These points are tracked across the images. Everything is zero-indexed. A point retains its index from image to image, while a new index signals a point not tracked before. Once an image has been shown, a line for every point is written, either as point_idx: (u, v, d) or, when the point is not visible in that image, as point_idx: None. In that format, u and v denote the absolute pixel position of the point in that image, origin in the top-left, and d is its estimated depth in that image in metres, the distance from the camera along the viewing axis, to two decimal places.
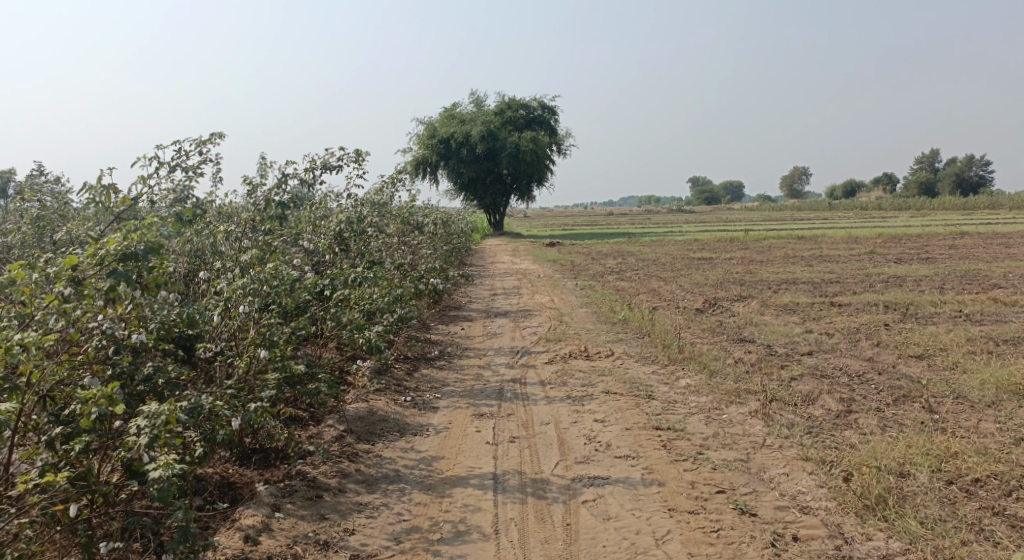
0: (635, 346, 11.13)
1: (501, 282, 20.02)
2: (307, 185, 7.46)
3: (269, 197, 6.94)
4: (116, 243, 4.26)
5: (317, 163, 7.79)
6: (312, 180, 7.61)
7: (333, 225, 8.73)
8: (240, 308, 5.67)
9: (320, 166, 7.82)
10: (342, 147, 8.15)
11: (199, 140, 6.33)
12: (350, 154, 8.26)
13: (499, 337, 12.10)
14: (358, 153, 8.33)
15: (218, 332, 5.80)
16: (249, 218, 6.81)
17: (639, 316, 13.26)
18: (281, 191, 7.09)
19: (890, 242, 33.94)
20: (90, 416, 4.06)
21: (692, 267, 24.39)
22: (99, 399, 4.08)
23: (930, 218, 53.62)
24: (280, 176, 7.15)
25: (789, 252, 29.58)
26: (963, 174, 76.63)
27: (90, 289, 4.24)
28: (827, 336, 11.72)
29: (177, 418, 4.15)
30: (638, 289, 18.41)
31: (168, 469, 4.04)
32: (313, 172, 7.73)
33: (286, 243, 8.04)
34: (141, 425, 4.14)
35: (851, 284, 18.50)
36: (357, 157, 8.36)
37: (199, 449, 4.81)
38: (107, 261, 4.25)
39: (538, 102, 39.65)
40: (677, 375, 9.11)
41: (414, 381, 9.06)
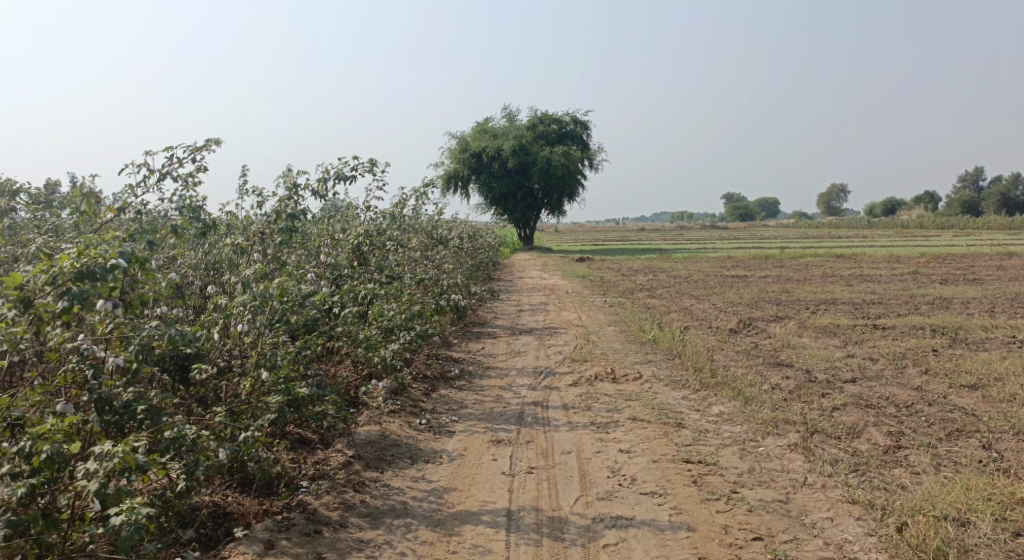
0: (666, 368, 10.61)
1: (528, 298, 19.57)
2: (321, 196, 7.10)
3: (278, 209, 6.60)
4: (69, 262, 3.94)
5: (331, 172, 7.41)
6: (326, 191, 7.25)
7: (352, 238, 8.38)
8: (242, 324, 5.23)
9: (334, 176, 7.45)
10: (359, 156, 7.78)
11: (191, 144, 5.99)
12: (367, 164, 7.88)
13: (524, 356, 11.64)
14: (375, 163, 7.95)
15: (217, 352, 5.36)
16: (258, 231, 6.42)
17: (670, 336, 12.73)
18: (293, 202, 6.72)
19: (932, 262, 32.91)
20: (40, 454, 3.73)
21: (727, 285, 23.73)
22: (53, 434, 3.77)
23: (972, 238, 52.18)
24: (291, 186, 6.80)
25: (827, 271, 28.76)
26: (1005, 193, 74.79)
27: (43, 312, 3.96)
28: (870, 361, 11.09)
29: (133, 460, 3.76)
30: (669, 307, 17.85)
31: (131, 514, 3.68)
32: (327, 182, 7.37)
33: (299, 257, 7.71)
34: (94, 468, 3.76)
35: (894, 306, 17.75)
36: (375, 166, 7.97)
37: (182, 483, 4.34)
38: (59, 280, 3.93)
39: (571, 116, 39.31)
40: (710, 401, 8.58)
41: (431, 402, 8.63)
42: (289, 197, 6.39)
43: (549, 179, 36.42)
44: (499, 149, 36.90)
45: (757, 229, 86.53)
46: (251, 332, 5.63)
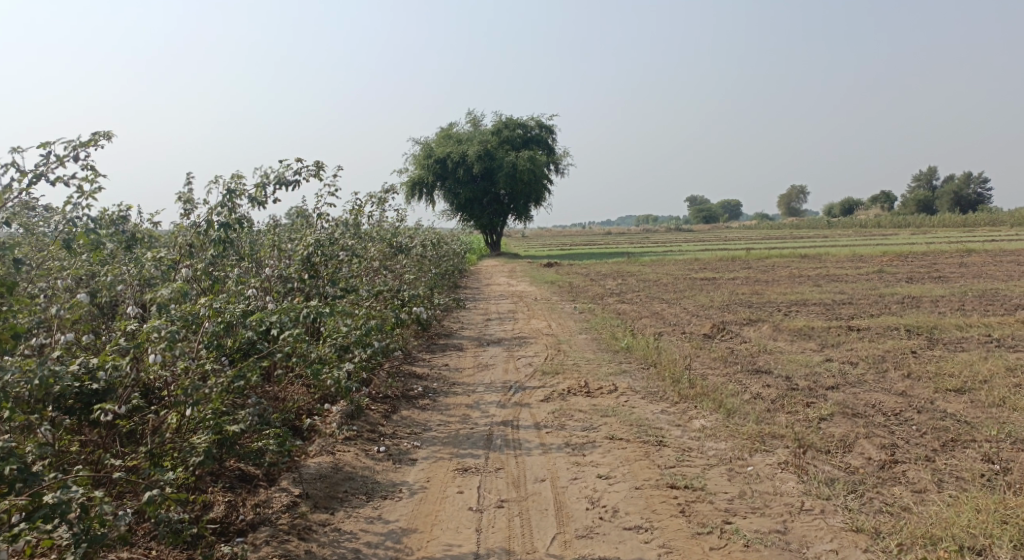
0: (641, 379, 10.10)
1: (496, 305, 18.96)
2: (258, 202, 6.48)
3: (209, 219, 5.93)
4: None
5: (267, 176, 6.78)
6: (265, 197, 6.62)
7: (301, 247, 7.81)
8: (154, 354, 4.73)
9: (273, 180, 6.82)
10: (298, 156, 7.14)
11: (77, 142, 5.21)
12: (310, 165, 7.24)
13: (491, 369, 11.06)
14: (321, 164, 7.33)
15: (128, 387, 4.82)
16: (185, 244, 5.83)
17: (643, 344, 12.23)
18: (225, 211, 6.11)
19: (894, 260, 33.01)
20: None
21: (696, 287, 23.35)
22: None
23: (932, 235, 52.73)
24: (225, 192, 6.13)
25: (794, 272, 28.60)
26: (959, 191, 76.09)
27: None
28: (850, 365, 10.68)
29: None
30: (640, 312, 17.39)
31: None
32: (265, 186, 6.74)
33: (236, 273, 7.07)
34: None
35: (865, 306, 17.47)
36: (320, 168, 7.35)
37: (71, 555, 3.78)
38: None
39: (534, 121, 38.84)
40: (690, 415, 8.06)
41: (392, 424, 8.01)
42: (216, 205, 5.80)
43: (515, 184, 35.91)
44: (463, 154, 36.30)
45: (720, 230, 86.95)
46: (172, 363, 5.03)
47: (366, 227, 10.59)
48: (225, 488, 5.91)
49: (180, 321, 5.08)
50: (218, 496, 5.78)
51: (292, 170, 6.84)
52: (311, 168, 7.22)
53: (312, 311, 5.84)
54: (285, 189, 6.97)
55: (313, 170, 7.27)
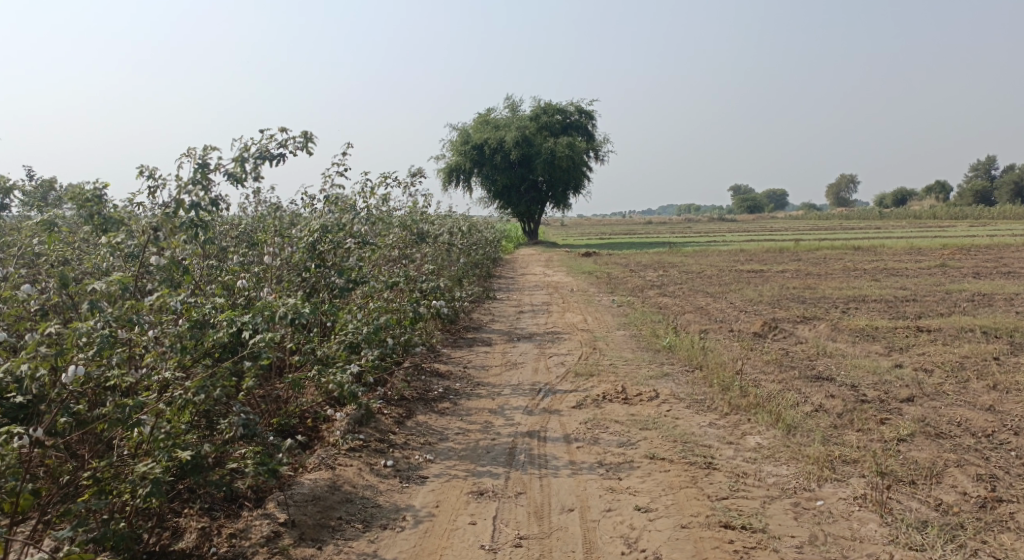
0: (686, 384, 9.06)
1: (529, 297, 17.97)
2: (237, 179, 5.65)
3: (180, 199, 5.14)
4: None
5: (248, 149, 5.93)
6: (245, 172, 5.76)
7: (297, 235, 6.96)
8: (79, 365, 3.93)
9: (256, 153, 5.97)
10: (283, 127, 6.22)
11: None
12: (300, 139, 6.30)
13: (520, 368, 10.11)
14: (315, 136, 6.40)
15: (57, 405, 4.01)
16: (149, 228, 5.10)
17: (687, 343, 11.15)
18: (196, 191, 5.36)
19: (955, 254, 31.27)
20: None
21: (744, 281, 22.12)
22: None
23: (990, 228, 50.46)
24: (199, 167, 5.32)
25: (849, 264, 27.12)
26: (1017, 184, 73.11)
27: None
28: (924, 375, 9.51)
29: None
30: (683, 307, 16.29)
31: None
32: (245, 161, 5.88)
33: (225, 270, 6.32)
34: None
35: (930, 304, 16.14)
36: (313, 140, 6.41)
37: None
38: None
39: (575, 107, 37.70)
40: (744, 431, 7.00)
41: (405, 432, 7.11)
42: (183, 183, 5.10)
43: (554, 171, 34.85)
44: (502, 140, 35.29)
45: (765, 221, 84.85)
46: (113, 372, 4.21)
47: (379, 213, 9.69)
48: (202, 511, 5.08)
49: (117, 322, 4.24)
50: (190, 523, 4.93)
51: (277, 142, 5.97)
52: (302, 141, 6.29)
53: (294, 298, 5.04)
54: (270, 164, 6.10)
55: (305, 145, 6.33)
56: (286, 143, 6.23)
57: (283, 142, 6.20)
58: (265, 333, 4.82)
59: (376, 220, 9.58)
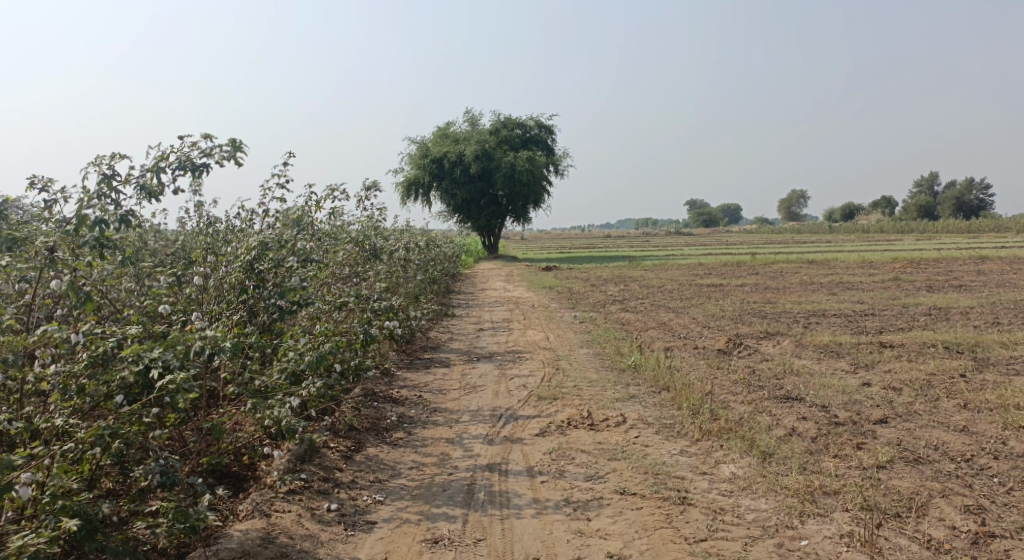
0: (653, 406, 8.68)
1: (489, 313, 17.51)
2: (151, 191, 5.09)
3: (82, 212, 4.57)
4: None
5: (165, 157, 5.37)
6: (161, 184, 5.20)
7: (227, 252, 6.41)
8: None
9: (174, 162, 5.42)
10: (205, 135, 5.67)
11: None
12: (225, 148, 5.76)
13: (480, 392, 9.64)
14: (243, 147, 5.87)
15: None
16: (44, 247, 4.49)
17: (653, 362, 10.79)
18: (103, 203, 4.78)
19: (907, 267, 31.65)
20: None
21: (705, 295, 21.96)
22: None
23: (939, 241, 51.45)
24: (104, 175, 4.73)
25: (807, 278, 27.20)
26: (962, 197, 74.93)
27: None
28: (894, 393, 9.27)
29: None
30: (646, 323, 15.99)
31: None
32: (161, 171, 5.33)
33: (147, 305, 6.00)
34: None
35: (890, 318, 16.09)
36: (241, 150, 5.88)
37: None
38: None
39: (534, 121, 37.47)
40: (716, 459, 6.63)
41: (354, 467, 6.62)
42: (82, 196, 4.52)
43: (513, 185, 34.53)
44: (460, 154, 34.87)
45: (721, 234, 85.68)
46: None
47: (325, 228, 9.19)
48: None
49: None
50: None
51: (200, 151, 5.42)
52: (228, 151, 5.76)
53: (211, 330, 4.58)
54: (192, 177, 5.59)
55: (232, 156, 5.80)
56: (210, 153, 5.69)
57: (206, 151, 5.66)
58: (174, 372, 4.40)
59: (324, 236, 9.07)
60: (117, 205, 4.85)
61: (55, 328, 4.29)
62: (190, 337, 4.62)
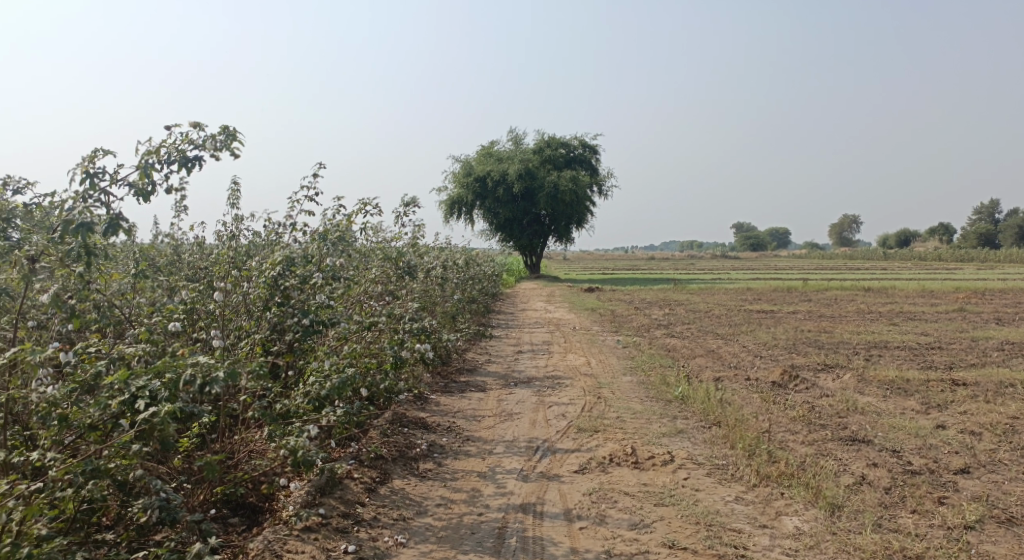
0: (704, 444, 7.96)
1: (529, 335, 16.88)
2: (141, 191, 4.64)
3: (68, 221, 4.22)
4: None
5: (156, 152, 4.88)
6: (151, 183, 4.69)
7: (239, 260, 5.83)
8: None
9: (166, 156, 4.94)
10: (196, 124, 5.20)
11: None
12: (218, 136, 5.28)
13: (516, 420, 9.02)
14: (239, 134, 5.41)
15: None
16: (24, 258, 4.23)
17: (703, 393, 10.04)
18: (91, 205, 4.46)
19: (969, 297, 30.23)
20: None
21: (755, 322, 21.06)
22: None
23: (999, 270, 49.50)
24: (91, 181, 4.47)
25: (862, 306, 26.07)
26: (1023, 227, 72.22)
27: None
28: (973, 439, 8.42)
29: None
30: (693, 349, 15.23)
31: None
32: (153, 168, 4.85)
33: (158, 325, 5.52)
34: None
35: (957, 353, 15.08)
36: (236, 137, 5.42)
37: None
38: None
39: (580, 140, 36.94)
40: (778, 511, 5.91)
41: (377, 502, 6.04)
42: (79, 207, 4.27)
43: (557, 205, 33.99)
44: (505, 173, 34.44)
45: (769, 259, 83.92)
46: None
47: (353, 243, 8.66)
48: None
49: None
50: None
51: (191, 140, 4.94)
52: (223, 138, 5.29)
53: (206, 355, 4.04)
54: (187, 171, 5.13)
55: (228, 143, 5.32)
56: (204, 143, 5.20)
57: (199, 141, 5.17)
58: (160, 405, 3.90)
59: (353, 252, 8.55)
60: (107, 207, 4.51)
61: (32, 351, 3.90)
62: (182, 365, 4.06)
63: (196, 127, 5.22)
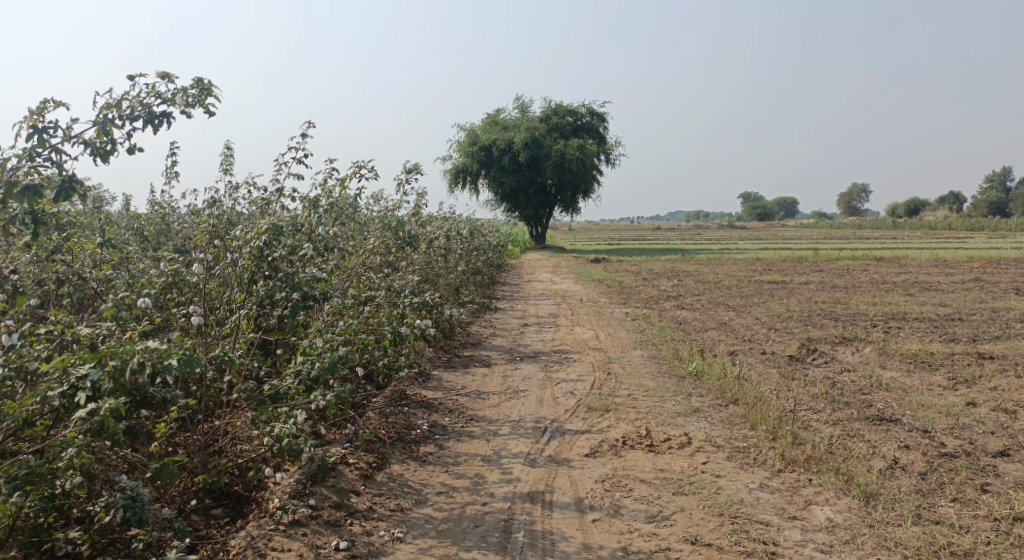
0: (722, 424, 7.49)
1: (535, 307, 16.43)
2: (99, 149, 4.22)
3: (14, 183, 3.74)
4: None
5: (116, 106, 4.41)
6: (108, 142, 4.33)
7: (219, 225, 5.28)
8: None
9: (128, 111, 4.46)
10: (166, 76, 4.68)
11: None
12: (191, 91, 4.76)
13: (523, 397, 8.56)
14: (216, 88, 4.89)
15: None
16: None
17: (719, 369, 9.56)
18: (38, 164, 4.04)
19: (983, 267, 29.63)
20: None
21: (766, 293, 20.57)
22: None
23: (1010, 240, 48.78)
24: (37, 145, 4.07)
25: (875, 277, 25.54)
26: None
27: None
28: (1008, 418, 7.94)
29: None
30: (704, 322, 14.76)
31: None
32: (112, 124, 4.37)
33: (126, 301, 4.97)
34: None
35: (978, 325, 14.59)
36: (212, 92, 4.90)
37: None
38: None
39: (587, 108, 36.16)
40: (808, 500, 5.44)
41: (373, 490, 5.58)
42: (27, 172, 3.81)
43: (564, 174, 33.33)
44: (511, 141, 33.76)
45: (775, 229, 83.14)
46: None
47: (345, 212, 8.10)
48: None
49: None
50: None
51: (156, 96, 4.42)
52: (197, 92, 4.77)
53: (157, 340, 3.62)
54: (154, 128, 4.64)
55: (203, 98, 4.81)
56: (174, 97, 4.70)
57: (168, 94, 4.67)
58: (102, 400, 3.52)
59: (346, 221, 8.00)
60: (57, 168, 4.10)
61: None
62: (131, 350, 3.65)
63: (167, 79, 4.73)
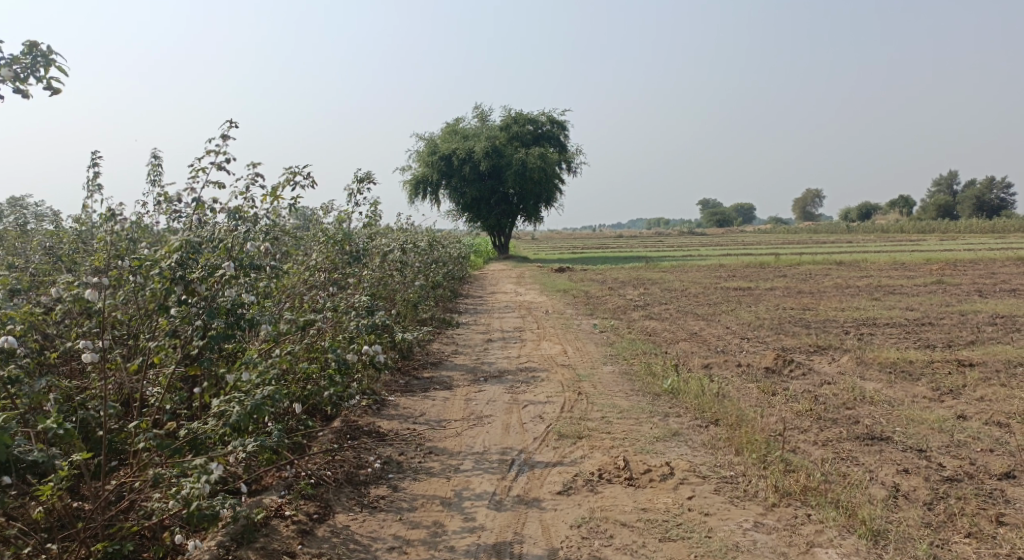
0: (704, 449, 6.88)
1: (499, 321, 15.72)
2: None
3: None
4: None
5: None
6: None
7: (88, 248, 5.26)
8: None
9: None
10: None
11: None
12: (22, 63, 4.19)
13: (487, 424, 7.87)
14: (57, 57, 4.27)
15: None
16: None
17: (696, 386, 8.95)
18: None
19: (944, 269, 29.58)
20: None
21: (734, 300, 20.12)
22: None
23: (963, 241, 49.35)
24: None
25: (839, 281, 25.32)
26: (979, 197, 71.82)
27: None
28: (1006, 433, 7.44)
29: None
30: (674, 332, 14.21)
31: None
32: None
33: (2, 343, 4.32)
34: None
35: (952, 329, 14.23)
36: (54, 60, 4.29)
37: None
38: None
39: (547, 116, 35.64)
40: (809, 542, 4.95)
41: (313, 553, 4.87)
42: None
43: (525, 183, 32.74)
44: (470, 150, 33.09)
45: (735, 234, 83.49)
46: None
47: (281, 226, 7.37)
48: None
49: None
50: None
51: None
52: (26, 63, 4.19)
53: None
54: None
55: (35, 68, 4.21)
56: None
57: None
58: None
59: (284, 236, 7.26)
60: None
61: None
62: None
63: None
